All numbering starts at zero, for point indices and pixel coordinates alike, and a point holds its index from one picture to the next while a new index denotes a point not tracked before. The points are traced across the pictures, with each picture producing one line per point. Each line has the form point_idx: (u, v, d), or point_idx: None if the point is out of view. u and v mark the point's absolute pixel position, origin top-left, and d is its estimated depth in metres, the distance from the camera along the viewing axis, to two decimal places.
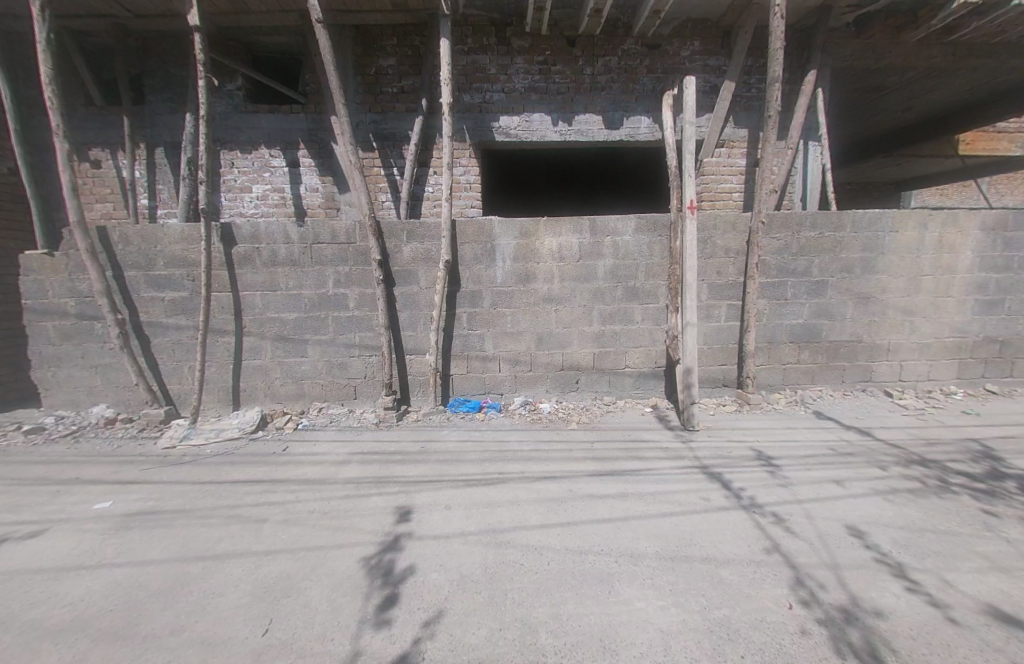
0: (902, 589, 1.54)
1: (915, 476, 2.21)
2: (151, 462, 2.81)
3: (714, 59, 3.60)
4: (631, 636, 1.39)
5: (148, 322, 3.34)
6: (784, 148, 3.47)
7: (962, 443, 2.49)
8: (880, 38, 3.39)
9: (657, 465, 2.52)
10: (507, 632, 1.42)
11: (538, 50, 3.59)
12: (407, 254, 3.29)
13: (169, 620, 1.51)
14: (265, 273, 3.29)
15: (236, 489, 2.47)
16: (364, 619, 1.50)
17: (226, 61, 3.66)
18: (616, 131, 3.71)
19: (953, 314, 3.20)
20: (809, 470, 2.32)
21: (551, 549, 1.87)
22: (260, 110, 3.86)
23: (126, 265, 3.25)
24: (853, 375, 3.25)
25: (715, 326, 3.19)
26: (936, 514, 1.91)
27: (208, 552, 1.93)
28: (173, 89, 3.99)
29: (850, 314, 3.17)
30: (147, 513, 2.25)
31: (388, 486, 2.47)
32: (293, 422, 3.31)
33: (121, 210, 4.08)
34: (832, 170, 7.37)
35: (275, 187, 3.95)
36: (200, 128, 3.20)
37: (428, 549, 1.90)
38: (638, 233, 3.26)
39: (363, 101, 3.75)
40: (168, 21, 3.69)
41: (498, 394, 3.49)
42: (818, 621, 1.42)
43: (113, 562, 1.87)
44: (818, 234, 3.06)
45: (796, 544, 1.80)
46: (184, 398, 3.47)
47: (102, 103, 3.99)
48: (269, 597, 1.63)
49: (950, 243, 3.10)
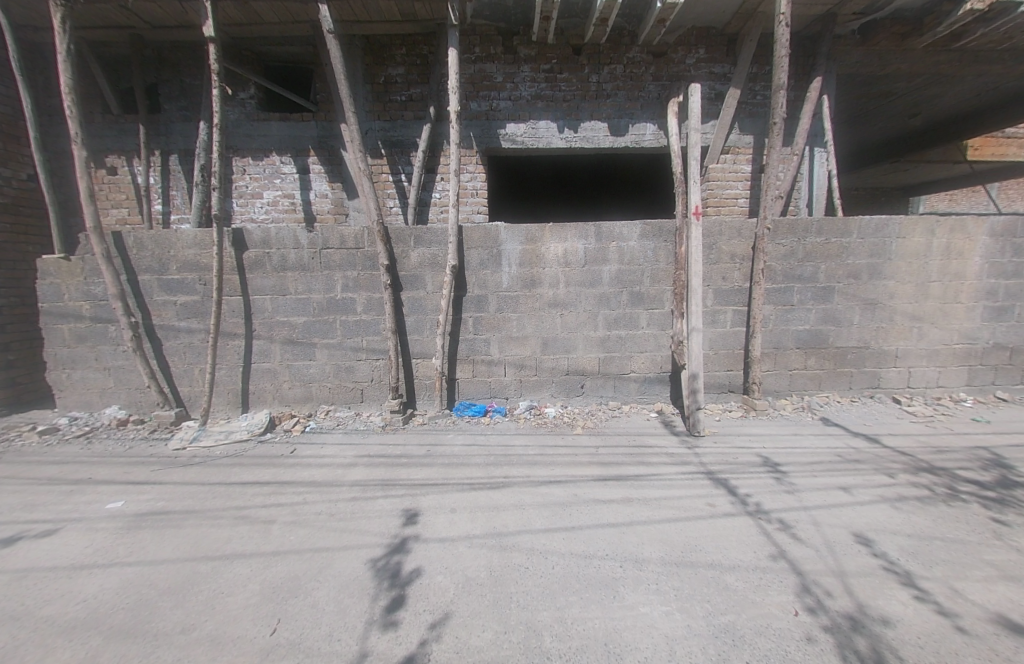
0: (909, 597, 1.53)
1: (923, 484, 2.19)
2: (162, 463, 2.86)
3: (719, 66, 3.62)
4: (636, 641, 1.40)
5: (160, 325, 3.41)
6: (790, 154, 3.48)
7: (972, 450, 2.47)
8: (886, 45, 3.41)
9: (662, 471, 2.52)
10: (512, 635, 1.43)
11: (544, 58, 3.64)
12: (414, 259, 3.34)
13: (181, 619, 1.54)
14: (275, 277, 3.34)
15: (245, 490, 2.50)
16: (371, 620, 1.52)
17: (239, 70, 3.75)
18: (621, 138, 3.74)
19: (961, 320, 3.17)
20: (816, 477, 2.31)
21: (555, 554, 1.88)
22: (271, 118, 3.94)
23: (140, 269, 3.33)
24: (860, 381, 3.24)
25: (720, 331, 3.19)
26: (945, 523, 1.89)
27: (218, 552, 1.96)
28: (187, 98, 4.09)
29: (857, 320, 3.15)
30: (158, 513, 2.29)
31: (394, 488, 2.49)
32: (301, 425, 3.35)
33: (135, 215, 4.18)
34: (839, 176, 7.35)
35: (285, 193, 4.02)
36: (213, 136, 3.28)
37: (434, 552, 1.92)
38: (643, 238, 3.28)
39: (372, 109, 3.82)
40: (184, 31, 3.79)
41: (503, 398, 3.51)
42: (824, 628, 1.42)
43: (126, 561, 1.91)
44: (824, 240, 3.06)
45: (802, 551, 1.79)
46: (194, 400, 3.53)
47: (119, 111, 4.09)
48: (277, 597, 1.66)
49: (958, 249, 3.08)
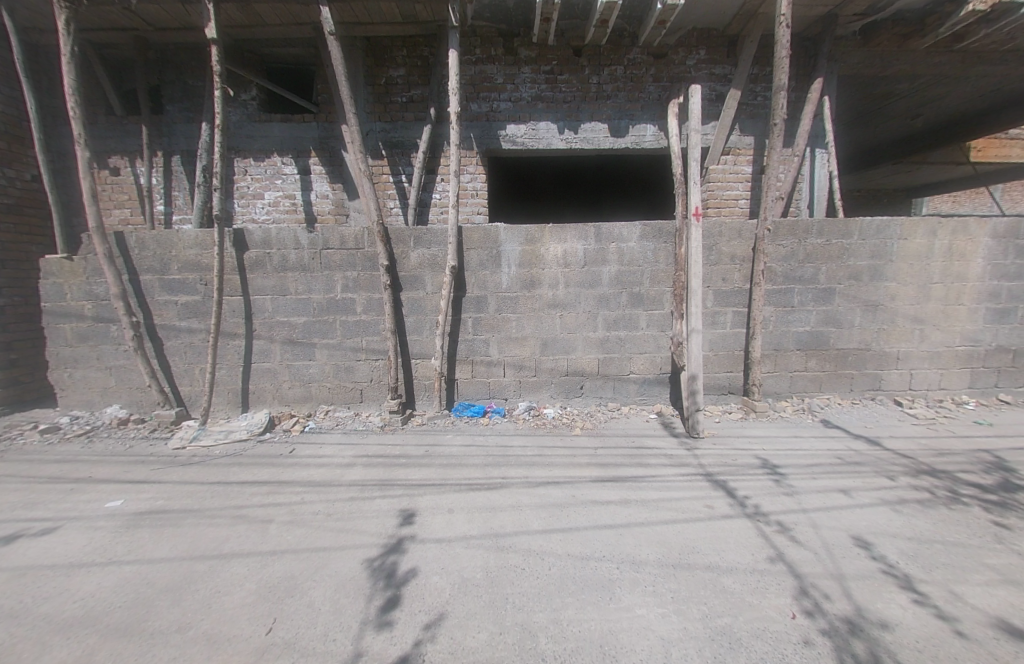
0: (908, 600, 1.52)
1: (924, 487, 2.18)
2: (162, 462, 2.86)
3: (720, 68, 3.62)
4: (631, 643, 1.39)
5: (161, 325, 3.42)
6: (790, 156, 3.47)
7: (974, 453, 2.45)
8: (888, 46, 3.39)
9: (660, 472, 2.51)
10: (507, 636, 1.43)
11: (544, 60, 3.65)
12: (414, 259, 3.34)
13: (177, 617, 1.54)
14: (275, 277, 3.35)
15: (243, 490, 2.50)
16: (367, 619, 1.51)
17: (241, 71, 3.77)
18: (621, 139, 3.74)
19: (964, 322, 3.15)
20: (816, 479, 2.29)
21: (552, 555, 1.88)
22: (273, 119, 3.96)
23: (142, 269, 3.35)
24: (861, 383, 3.22)
25: (720, 333, 3.18)
26: (945, 526, 1.88)
27: (215, 551, 1.96)
28: (190, 99, 4.11)
29: (858, 322, 3.14)
30: (157, 512, 2.29)
31: (391, 488, 2.49)
32: (300, 425, 3.35)
33: (138, 215, 4.20)
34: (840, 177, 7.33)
35: (286, 193, 4.04)
36: (215, 137, 3.30)
37: (430, 552, 1.92)
38: (643, 239, 3.28)
39: (373, 110, 3.84)
40: (187, 33, 3.82)
41: (502, 398, 3.51)
42: (821, 631, 1.41)
43: (123, 559, 1.91)
44: (825, 241, 3.05)
45: (801, 554, 1.78)
46: (194, 399, 3.54)
47: (122, 113, 4.12)
48: (273, 597, 1.66)
49: (960, 250, 3.06)
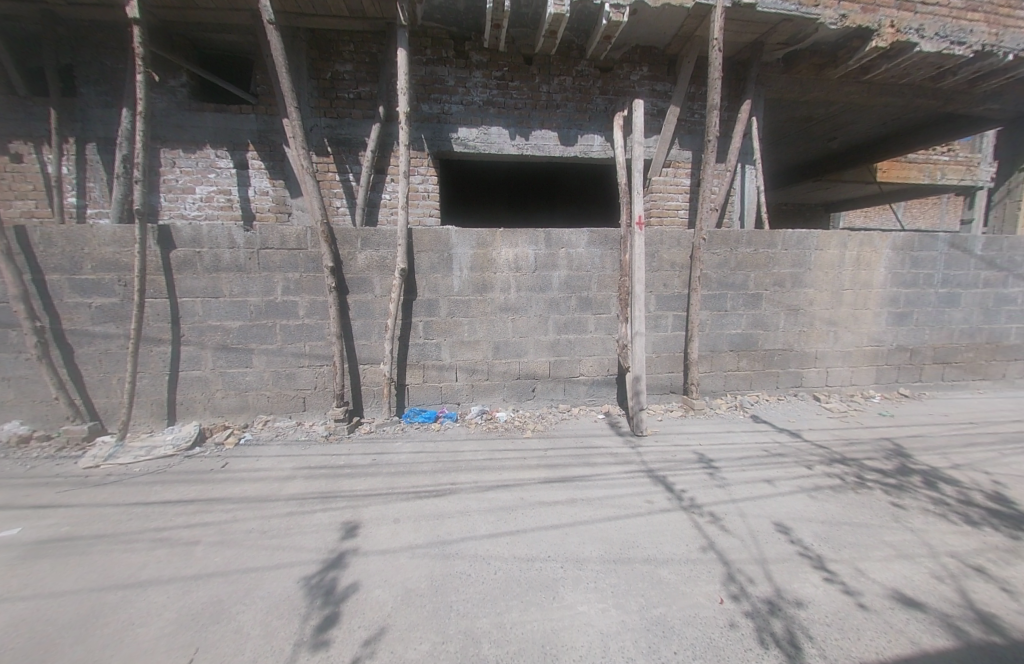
0: (820, 579, 1.66)
1: (836, 474, 2.40)
2: (69, 484, 2.55)
3: (661, 84, 3.83)
4: (572, 640, 1.41)
5: (71, 330, 3.06)
6: (724, 170, 3.74)
7: (877, 442, 2.74)
8: (806, 75, 3.75)
9: (606, 470, 2.58)
10: (449, 645, 1.40)
11: (495, 65, 3.69)
12: (361, 261, 3.23)
13: (76, 658, 1.37)
14: (206, 278, 3.11)
15: (166, 510, 2.29)
16: (300, 641, 1.43)
17: (170, 56, 3.49)
18: (570, 147, 3.85)
19: (870, 324, 3.53)
20: (745, 471, 2.46)
21: (498, 558, 1.87)
22: (206, 109, 3.69)
23: (47, 267, 2.98)
24: (786, 380, 3.51)
25: (663, 335, 3.34)
26: (852, 508, 2.08)
27: (128, 580, 1.77)
28: (108, 82, 3.74)
29: (783, 324, 3.42)
30: (59, 540, 2.04)
31: (334, 500, 2.37)
32: (235, 437, 3.12)
33: (44, 207, 3.74)
34: (770, 192, 8.00)
35: (221, 189, 3.77)
36: (137, 125, 3.02)
37: (373, 565, 1.84)
38: (590, 245, 3.38)
39: (317, 105, 3.68)
40: (104, 10, 3.48)
41: (454, 403, 3.47)
42: (745, 613, 1.51)
43: (12, 597, 1.67)
44: (753, 250, 3.30)
45: (730, 541, 1.90)
46: (112, 413, 3.18)
47: (24, 92, 3.67)
48: (195, 625, 1.52)
49: (866, 260, 3.43)
